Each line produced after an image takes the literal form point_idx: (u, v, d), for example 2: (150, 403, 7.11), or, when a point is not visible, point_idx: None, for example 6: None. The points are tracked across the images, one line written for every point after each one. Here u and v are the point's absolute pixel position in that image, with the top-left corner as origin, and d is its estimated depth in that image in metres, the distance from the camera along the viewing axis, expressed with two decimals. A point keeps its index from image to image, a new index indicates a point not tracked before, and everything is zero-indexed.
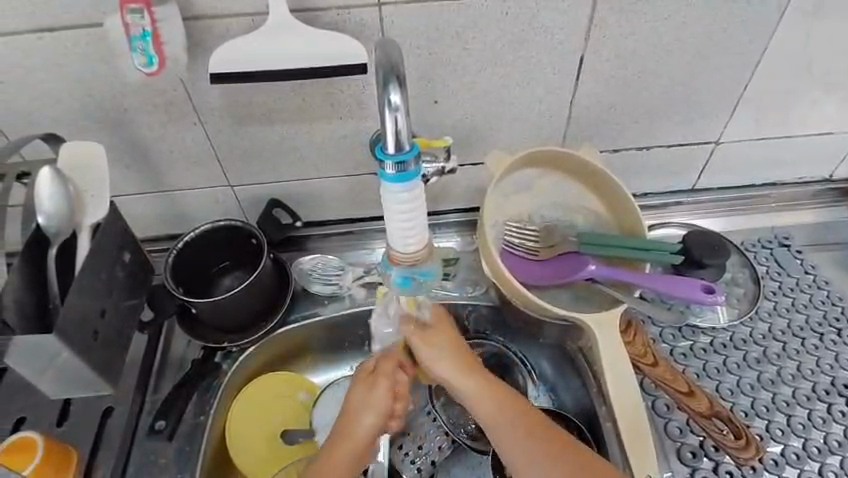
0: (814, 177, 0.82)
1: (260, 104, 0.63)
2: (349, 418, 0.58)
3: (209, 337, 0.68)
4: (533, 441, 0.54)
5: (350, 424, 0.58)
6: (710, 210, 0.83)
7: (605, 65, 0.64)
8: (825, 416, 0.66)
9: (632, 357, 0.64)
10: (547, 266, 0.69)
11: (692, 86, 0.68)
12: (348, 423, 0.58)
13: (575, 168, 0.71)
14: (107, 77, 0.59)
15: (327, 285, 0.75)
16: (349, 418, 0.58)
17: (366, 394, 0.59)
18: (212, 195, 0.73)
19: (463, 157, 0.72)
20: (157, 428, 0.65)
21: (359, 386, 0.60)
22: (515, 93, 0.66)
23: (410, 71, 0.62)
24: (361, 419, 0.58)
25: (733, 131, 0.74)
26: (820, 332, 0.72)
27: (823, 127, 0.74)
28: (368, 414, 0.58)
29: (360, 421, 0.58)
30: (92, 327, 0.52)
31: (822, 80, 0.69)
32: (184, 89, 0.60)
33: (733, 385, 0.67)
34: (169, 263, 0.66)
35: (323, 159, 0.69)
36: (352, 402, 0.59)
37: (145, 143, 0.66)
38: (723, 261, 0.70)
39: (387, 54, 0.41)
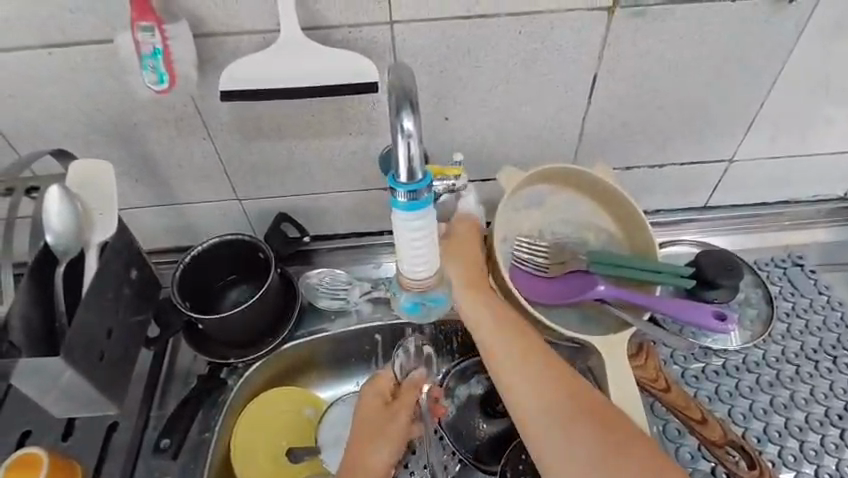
0: (829, 195, 0.81)
1: (270, 120, 0.62)
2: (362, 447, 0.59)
3: (215, 352, 0.67)
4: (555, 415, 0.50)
5: (364, 452, 0.59)
6: (722, 227, 0.81)
7: (618, 84, 0.63)
8: (838, 443, 0.64)
9: (642, 381, 0.63)
10: (557, 284, 0.69)
11: (707, 104, 0.67)
12: (363, 449, 0.59)
13: (587, 185, 0.70)
14: (118, 93, 0.59)
15: (335, 300, 0.74)
16: (364, 442, 0.59)
17: (383, 421, 0.61)
18: (219, 209, 0.72)
19: (473, 173, 0.72)
20: (162, 446, 0.64)
21: (372, 410, 0.62)
22: (527, 111, 0.65)
23: (421, 88, 0.62)
24: (379, 445, 0.59)
25: (748, 150, 0.73)
26: (834, 355, 0.71)
27: (839, 146, 0.73)
28: (387, 441, 0.60)
29: (375, 452, 0.59)
30: (98, 347, 0.52)
31: (838, 99, 0.68)
32: (194, 105, 0.60)
33: (746, 409, 0.66)
34: (176, 278, 0.66)
35: (332, 174, 0.69)
36: (368, 428, 0.60)
37: (154, 158, 0.65)
38: (736, 283, 0.68)
39: (399, 80, 0.40)
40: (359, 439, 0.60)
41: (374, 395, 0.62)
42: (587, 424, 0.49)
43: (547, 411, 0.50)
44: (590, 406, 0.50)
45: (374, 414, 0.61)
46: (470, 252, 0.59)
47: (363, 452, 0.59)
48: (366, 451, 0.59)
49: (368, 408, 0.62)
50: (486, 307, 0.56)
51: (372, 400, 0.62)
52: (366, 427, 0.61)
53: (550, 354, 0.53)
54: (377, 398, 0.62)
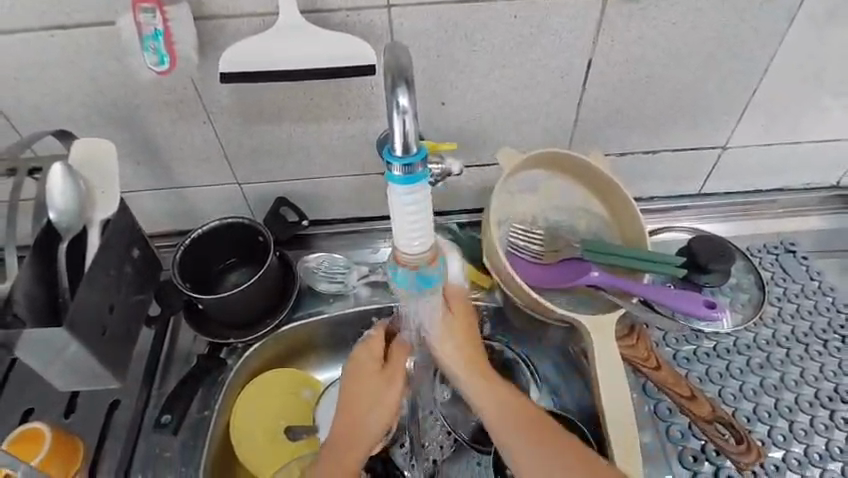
0: (822, 183, 0.82)
1: (270, 103, 0.63)
2: (342, 428, 0.59)
3: (215, 334, 0.69)
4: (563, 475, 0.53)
5: (345, 433, 0.59)
6: (716, 214, 0.82)
7: (613, 69, 0.64)
8: (827, 423, 0.66)
9: (633, 360, 0.65)
10: (551, 270, 0.69)
11: (702, 90, 0.68)
12: (349, 428, 0.59)
13: (582, 173, 0.71)
14: (120, 75, 0.59)
15: (333, 283, 0.75)
16: (347, 421, 0.59)
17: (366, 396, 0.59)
18: (219, 192, 0.73)
19: (469, 158, 0.72)
20: (162, 421, 0.65)
21: (355, 386, 0.60)
22: (523, 96, 0.66)
23: (418, 71, 0.62)
24: (364, 422, 0.59)
25: (741, 136, 0.74)
26: (825, 339, 0.72)
27: (832, 133, 0.74)
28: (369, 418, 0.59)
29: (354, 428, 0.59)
30: (101, 322, 0.53)
31: (829, 87, 0.69)
32: (194, 88, 0.61)
33: (736, 390, 0.67)
34: (177, 259, 0.67)
35: (330, 158, 0.70)
36: (352, 407, 0.59)
37: (155, 141, 0.66)
38: (727, 268, 0.69)
39: (396, 58, 0.41)
40: (343, 420, 0.59)
41: (357, 366, 0.61)
42: None
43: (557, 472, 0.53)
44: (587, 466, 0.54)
45: (360, 386, 0.60)
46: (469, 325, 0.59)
47: (347, 431, 0.59)
48: (352, 434, 0.58)
49: (355, 382, 0.60)
50: (482, 377, 0.58)
51: (354, 374, 0.61)
52: (350, 405, 0.60)
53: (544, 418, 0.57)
54: (357, 373, 0.61)
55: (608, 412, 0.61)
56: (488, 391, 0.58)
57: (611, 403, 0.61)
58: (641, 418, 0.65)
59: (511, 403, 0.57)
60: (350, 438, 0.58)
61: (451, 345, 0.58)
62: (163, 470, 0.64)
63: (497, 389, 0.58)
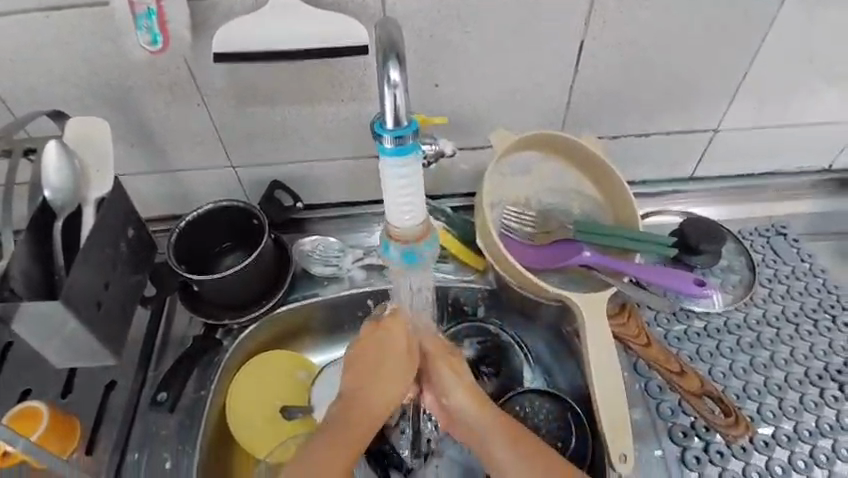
0: (813, 167, 0.82)
1: (264, 85, 0.64)
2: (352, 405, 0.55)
3: (210, 315, 0.69)
4: None
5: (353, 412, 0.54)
6: (709, 198, 0.83)
7: (605, 51, 0.65)
8: (817, 401, 0.66)
9: (624, 337, 0.66)
10: (544, 251, 0.70)
11: (694, 72, 0.68)
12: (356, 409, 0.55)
13: (574, 154, 0.72)
14: (114, 56, 0.60)
15: (327, 266, 0.76)
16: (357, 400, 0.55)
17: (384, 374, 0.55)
18: (214, 176, 0.73)
19: (463, 140, 0.73)
20: (159, 399, 0.65)
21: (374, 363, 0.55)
22: (516, 78, 0.66)
23: (411, 52, 0.63)
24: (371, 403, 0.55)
25: (733, 119, 0.74)
26: (815, 319, 0.73)
27: (823, 116, 0.75)
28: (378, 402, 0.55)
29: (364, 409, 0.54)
30: (96, 298, 0.54)
31: (820, 69, 0.69)
32: (188, 69, 0.61)
33: (726, 369, 0.68)
34: (172, 242, 0.67)
35: (325, 141, 0.70)
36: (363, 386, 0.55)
37: (149, 123, 0.67)
38: (718, 249, 0.70)
39: (387, 32, 0.42)
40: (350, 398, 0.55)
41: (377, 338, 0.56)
42: None
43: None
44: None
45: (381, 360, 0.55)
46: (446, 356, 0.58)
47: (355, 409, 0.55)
48: (360, 415, 0.54)
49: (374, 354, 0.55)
50: (466, 403, 0.56)
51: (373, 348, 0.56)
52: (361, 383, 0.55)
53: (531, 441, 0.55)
54: (378, 350, 0.55)
55: (601, 392, 0.62)
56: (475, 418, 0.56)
57: (603, 380, 0.62)
58: (632, 396, 0.67)
59: (503, 426, 0.55)
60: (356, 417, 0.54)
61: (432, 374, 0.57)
62: (160, 448, 0.65)
63: (484, 416, 0.56)
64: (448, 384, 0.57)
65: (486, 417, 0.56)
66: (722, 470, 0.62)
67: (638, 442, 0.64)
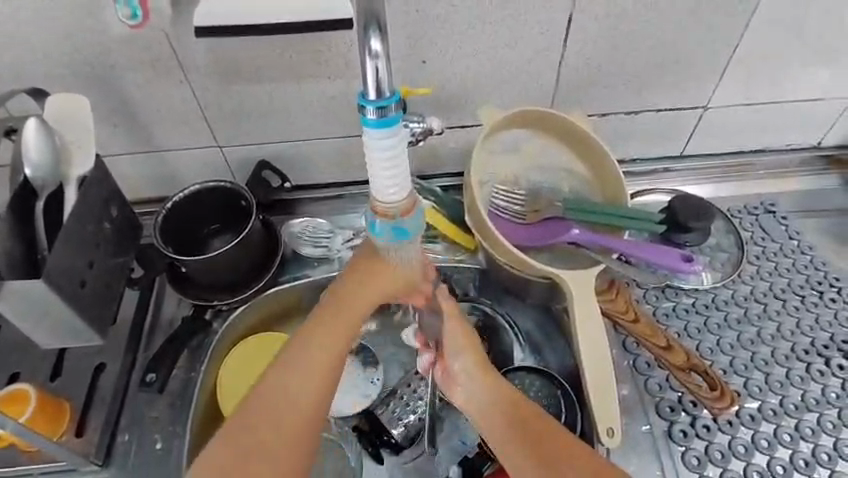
0: (803, 144, 0.82)
1: (248, 61, 0.63)
2: (334, 327, 0.55)
3: (200, 297, 0.68)
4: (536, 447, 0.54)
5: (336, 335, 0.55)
6: (699, 176, 0.83)
7: (593, 24, 0.64)
8: (803, 375, 0.67)
9: (612, 313, 0.67)
10: (534, 230, 0.70)
11: (685, 46, 0.68)
12: (335, 330, 0.55)
13: (564, 132, 0.72)
14: (92, 31, 0.58)
15: (317, 247, 0.76)
16: (338, 323, 0.55)
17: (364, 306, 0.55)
18: (201, 156, 0.72)
19: (452, 118, 0.72)
20: (147, 380, 0.65)
21: (362, 287, 0.55)
22: (504, 55, 0.66)
23: (397, 28, 0.62)
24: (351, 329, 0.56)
25: (722, 96, 0.74)
26: (802, 294, 0.73)
27: (812, 92, 0.75)
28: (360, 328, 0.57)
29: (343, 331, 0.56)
30: (79, 276, 0.54)
31: (809, 43, 0.69)
32: (171, 45, 0.60)
33: (713, 344, 0.69)
34: (159, 223, 0.66)
35: (311, 121, 0.70)
36: (349, 310, 0.56)
37: (132, 102, 0.65)
38: (707, 226, 0.70)
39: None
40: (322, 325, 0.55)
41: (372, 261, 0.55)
42: (549, 445, 0.54)
43: (534, 448, 0.54)
44: (547, 431, 0.55)
45: (370, 282, 0.55)
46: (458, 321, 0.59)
47: (330, 337, 0.55)
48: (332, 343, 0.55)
49: (365, 277, 0.55)
50: (478, 365, 0.59)
51: (366, 270, 0.55)
52: (339, 312, 0.56)
53: (523, 400, 0.57)
54: (368, 273, 0.55)
55: (587, 372, 0.62)
56: (480, 379, 0.58)
57: (591, 357, 0.62)
58: (620, 372, 0.67)
59: (502, 390, 0.57)
60: (338, 339, 0.55)
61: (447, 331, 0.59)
62: (152, 429, 0.65)
63: (489, 378, 0.58)
64: (457, 346, 0.59)
65: (491, 378, 0.58)
66: (708, 443, 0.63)
67: (626, 416, 0.65)
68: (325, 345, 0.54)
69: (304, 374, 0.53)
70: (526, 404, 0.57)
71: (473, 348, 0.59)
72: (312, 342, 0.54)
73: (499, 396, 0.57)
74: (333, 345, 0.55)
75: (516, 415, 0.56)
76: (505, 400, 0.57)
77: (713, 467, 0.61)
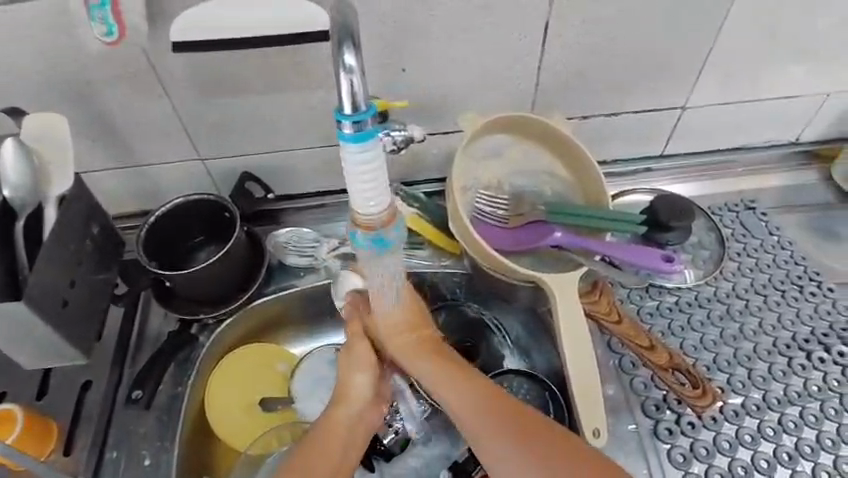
0: (781, 141, 0.84)
1: (227, 74, 0.63)
2: (338, 413, 0.60)
3: (186, 310, 0.68)
4: (513, 437, 0.54)
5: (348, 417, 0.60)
6: (680, 175, 0.84)
7: (570, 30, 0.65)
8: (785, 369, 0.68)
9: (596, 314, 0.68)
10: (517, 234, 0.70)
11: (662, 48, 0.68)
12: (345, 399, 0.61)
13: (545, 136, 0.73)
14: (69, 48, 0.58)
15: (302, 257, 0.75)
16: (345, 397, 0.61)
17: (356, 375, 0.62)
18: (183, 169, 0.72)
19: (433, 126, 0.73)
20: (134, 397, 0.66)
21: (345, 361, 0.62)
22: (483, 60, 0.66)
23: (376, 38, 0.62)
24: (357, 415, 0.60)
25: (701, 96, 0.75)
26: (783, 289, 0.74)
27: (788, 90, 0.76)
28: (370, 417, 0.61)
29: (355, 414, 0.60)
30: (62, 295, 0.54)
31: (783, 41, 0.70)
32: (148, 60, 0.60)
33: (697, 342, 0.70)
34: (141, 238, 0.66)
35: (293, 131, 0.70)
36: (349, 391, 0.61)
37: (112, 118, 0.65)
38: (688, 225, 0.72)
39: (340, 13, 0.40)
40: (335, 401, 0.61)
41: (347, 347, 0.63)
42: (531, 434, 0.54)
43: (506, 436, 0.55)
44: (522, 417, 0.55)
45: (358, 360, 0.62)
46: (418, 323, 0.61)
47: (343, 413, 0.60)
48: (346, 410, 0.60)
49: (350, 356, 0.62)
50: (435, 361, 0.60)
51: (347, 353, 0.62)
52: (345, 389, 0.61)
53: (493, 389, 0.58)
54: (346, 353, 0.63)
55: (575, 367, 0.63)
56: (443, 374, 0.59)
57: (577, 366, 0.63)
58: (606, 374, 0.68)
59: (470, 381, 0.58)
60: (347, 423, 0.60)
61: (404, 338, 0.60)
62: (139, 445, 0.65)
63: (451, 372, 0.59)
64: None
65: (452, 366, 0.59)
66: (693, 440, 0.63)
67: (612, 416, 0.66)
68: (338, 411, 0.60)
69: (328, 439, 0.58)
70: (493, 393, 0.57)
71: (433, 346, 0.61)
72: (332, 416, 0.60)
73: (469, 387, 0.58)
74: (344, 430, 0.59)
75: (484, 403, 0.57)
76: (472, 391, 0.58)
77: (698, 464, 0.62)
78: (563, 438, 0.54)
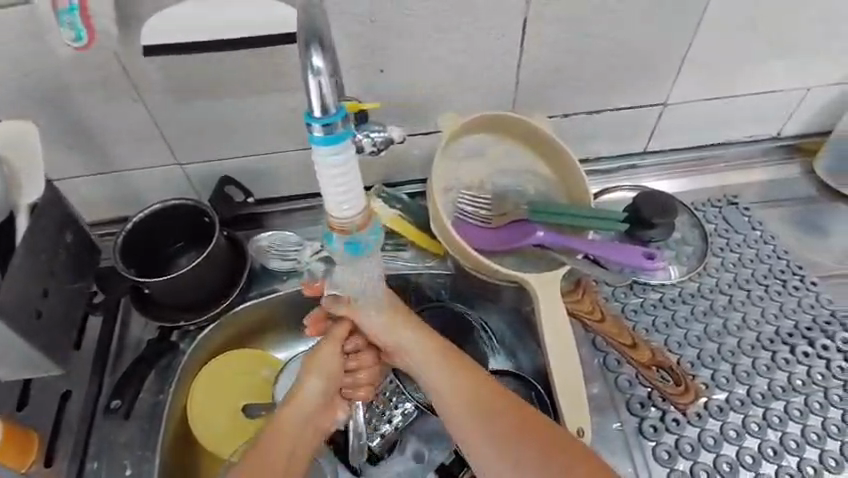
0: (764, 135, 0.84)
1: (203, 78, 0.62)
2: (290, 416, 0.57)
3: (166, 317, 0.67)
4: (508, 436, 0.54)
5: (301, 418, 0.57)
6: (663, 172, 0.84)
7: (548, 28, 0.64)
8: (769, 364, 0.68)
9: (579, 313, 0.68)
10: (499, 234, 0.70)
11: (641, 45, 0.68)
12: (298, 401, 0.58)
13: (526, 135, 0.72)
14: (39, 54, 0.57)
15: (285, 261, 0.75)
16: (301, 398, 0.58)
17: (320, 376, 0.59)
18: (161, 175, 0.71)
19: (414, 126, 0.72)
20: (112, 407, 0.65)
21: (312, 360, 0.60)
22: (462, 60, 0.66)
23: (353, 38, 0.61)
24: (308, 420, 0.57)
25: (682, 92, 0.75)
26: (766, 284, 0.74)
27: (769, 85, 0.76)
28: (319, 424, 0.59)
29: (309, 417, 0.58)
30: (35, 306, 0.54)
31: (762, 37, 0.70)
32: (121, 65, 0.59)
33: (681, 338, 0.70)
34: (119, 245, 0.65)
35: (273, 134, 0.69)
36: (305, 392, 0.58)
37: (87, 124, 0.64)
38: (670, 222, 0.72)
39: (308, 15, 0.40)
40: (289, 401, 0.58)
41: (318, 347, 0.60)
42: (523, 435, 0.54)
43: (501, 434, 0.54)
44: (518, 417, 0.55)
45: (322, 362, 0.59)
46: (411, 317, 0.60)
47: (296, 414, 0.57)
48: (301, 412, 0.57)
49: (315, 357, 0.59)
50: (433, 355, 0.59)
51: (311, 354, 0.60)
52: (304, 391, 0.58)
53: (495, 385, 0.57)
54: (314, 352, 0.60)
55: (557, 366, 0.62)
56: (440, 368, 0.58)
57: (561, 365, 0.62)
58: (591, 372, 0.68)
59: (469, 376, 0.57)
60: (298, 427, 0.57)
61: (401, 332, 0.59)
62: (120, 455, 0.64)
63: (450, 367, 0.58)
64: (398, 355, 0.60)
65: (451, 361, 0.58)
66: (678, 437, 0.63)
67: (597, 415, 0.66)
68: (293, 411, 0.57)
69: (282, 438, 0.55)
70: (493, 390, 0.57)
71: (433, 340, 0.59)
72: (283, 417, 0.57)
73: (467, 383, 0.57)
74: (295, 433, 0.56)
75: (482, 400, 0.56)
76: (469, 388, 0.57)
77: (683, 460, 0.62)
78: (546, 438, 0.54)
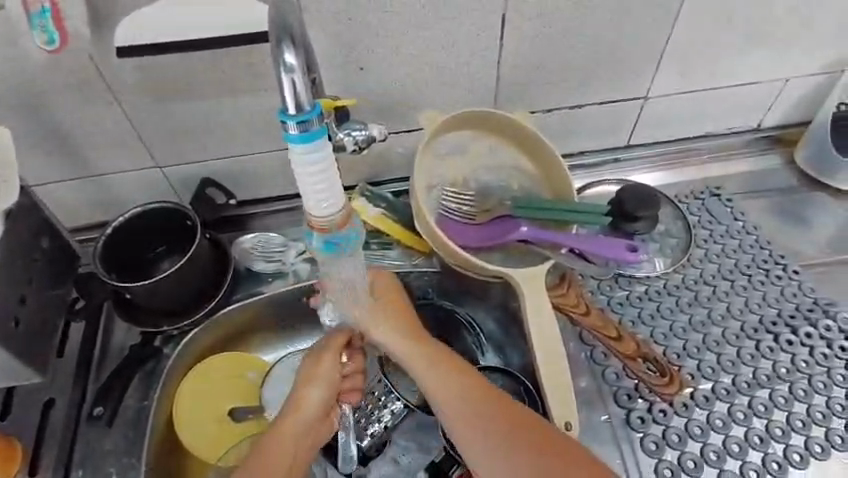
0: (744, 127, 0.85)
1: (181, 80, 0.61)
2: (292, 419, 0.56)
3: (148, 322, 0.67)
4: (503, 437, 0.54)
5: (302, 422, 0.57)
6: (646, 165, 0.84)
7: (527, 24, 0.64)
8: (754, 353, 0.69)
9: (564, 307, 0.68)
10: (483, 230, 0.70)
11: (620, 40, 0.68)
12: (300, 407, 0.57)
13: (508, 131, 0.73)
14: (12, 57, 0.56)
15: (270, 263, 0.74)
16: (302, 402, 0.57)
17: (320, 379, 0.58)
18: (141, 178, 0.71)
19: (396, 124, 0.72)
20: (96, 413, 0.64)
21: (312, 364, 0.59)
22: (442, 57, 0.66)
23: (331, 37, 0.61)
24: (311, 423, 0.57)
25: (662, 85, 0.75)
26: (749, 274, 0.75)
27: (747, 77, 0.76)
28: (322, 427, 0.58)
29: (310, 420, 0.57)
30: (13, 314, 0.55)
31: (739, 29, 0.70)
32: (96, 68, 0.58)
33: (667, 330, 0.70)
34: (98, 252, 0.64)
35: (253, 135, 0.69)
36: (307, 396, 0.58)
37: (63, 127, 0.63)
38: (653, 215, 0.72)
39: (279, 13, 0.40)
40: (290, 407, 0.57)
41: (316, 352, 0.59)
42: (519, 434, 0.54)
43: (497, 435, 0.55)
44: (514, 416, 0.55)
45: (321, 367, 0.58)
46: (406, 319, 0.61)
47: (298, 418, 0.57)
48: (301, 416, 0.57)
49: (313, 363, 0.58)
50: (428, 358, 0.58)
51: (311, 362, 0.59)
52: (305, 396, 0.58)
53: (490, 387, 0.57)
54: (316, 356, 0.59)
55: (542, 361, 0.62)
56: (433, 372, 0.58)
57: (546, 360, 0.63)
58: (578, 366, 0.68)
59: (463, 380, 0.57)
60: (301, 429, 0.56)
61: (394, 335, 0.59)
62: (104, 462, 0.63)
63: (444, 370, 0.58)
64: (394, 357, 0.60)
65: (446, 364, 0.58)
66: (665, 428, 0.64)
67: (585, 408, 0.66)
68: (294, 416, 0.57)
69: (283, 443, 0.55)
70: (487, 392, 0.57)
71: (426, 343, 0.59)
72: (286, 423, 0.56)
73: (463, 385, 0.57)
74: (298, 434, 0.56)
75: (477, 402, 0.56)
76: (465, 390, 0.57)
77: (670, 450, 0.63)
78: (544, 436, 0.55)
